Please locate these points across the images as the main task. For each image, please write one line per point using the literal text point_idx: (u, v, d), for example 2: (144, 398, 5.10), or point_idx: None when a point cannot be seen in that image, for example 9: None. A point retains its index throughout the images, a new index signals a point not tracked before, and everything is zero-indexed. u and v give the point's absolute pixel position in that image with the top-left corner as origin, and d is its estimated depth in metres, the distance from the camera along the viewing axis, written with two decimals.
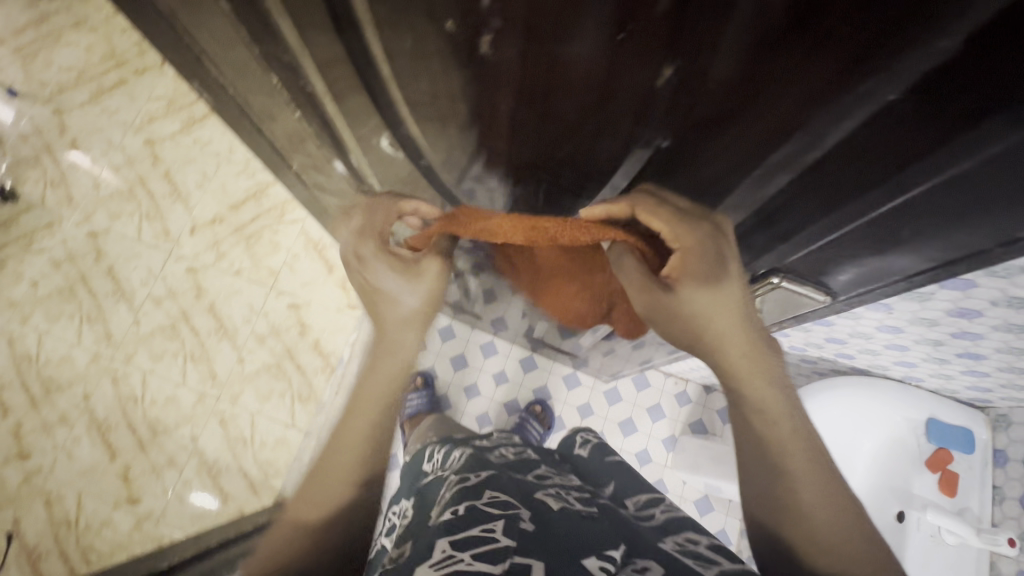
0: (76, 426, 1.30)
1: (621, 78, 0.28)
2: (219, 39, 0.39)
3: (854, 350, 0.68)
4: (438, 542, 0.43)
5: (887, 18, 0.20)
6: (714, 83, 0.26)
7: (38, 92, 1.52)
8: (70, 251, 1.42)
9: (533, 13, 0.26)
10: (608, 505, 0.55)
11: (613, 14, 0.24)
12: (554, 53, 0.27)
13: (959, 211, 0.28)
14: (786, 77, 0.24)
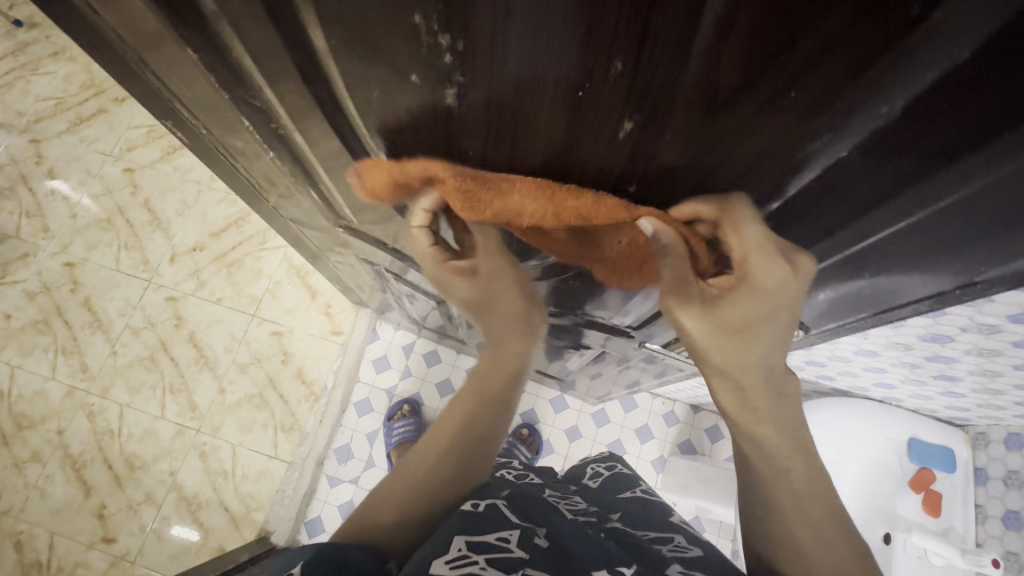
0: (49, 463, 1.25)
1: (584, 129, 0.28)
2: (187, 84, 0.40)
3: (834, 372, 0.69)
4: (455, 538, 0.40)
5: (832, 85, 0.21)
6: (674, 135, 0.26)
7: (15, 122, 1.50)
8: (45, 282, 1.39)
9: (493, 70, 0.26)
10: (615, 528, 0.53)
11: (573, 72, 0.24)
12: (518, 105, 0.28)
13: (917, 254, 0.29)
14: (744, 137, 0.25)
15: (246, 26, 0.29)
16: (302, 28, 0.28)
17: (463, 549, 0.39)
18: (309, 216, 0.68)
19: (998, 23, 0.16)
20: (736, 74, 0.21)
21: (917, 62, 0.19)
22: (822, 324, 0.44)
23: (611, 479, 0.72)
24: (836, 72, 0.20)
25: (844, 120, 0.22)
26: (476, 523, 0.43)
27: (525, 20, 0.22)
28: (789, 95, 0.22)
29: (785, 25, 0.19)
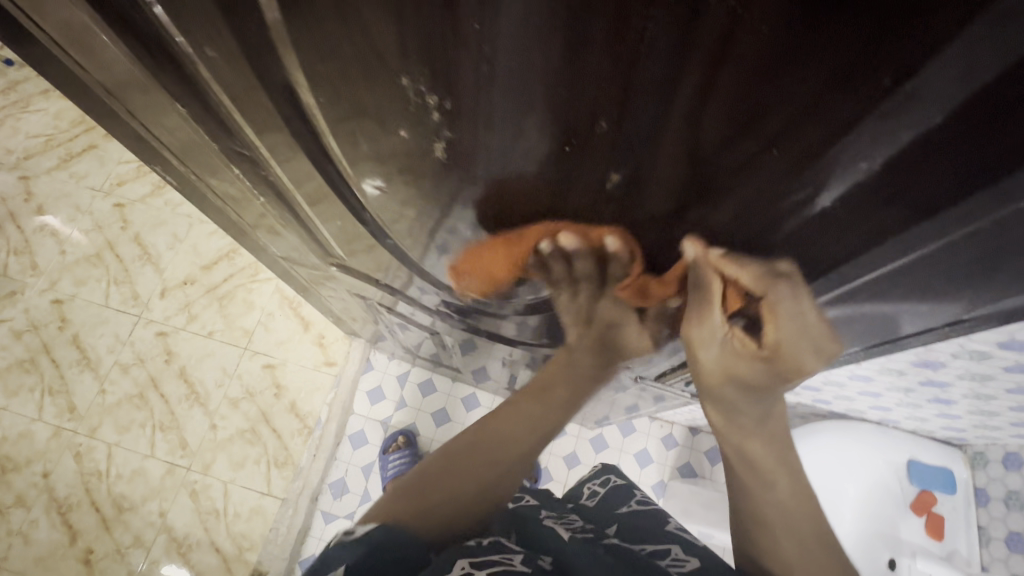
0: (34, 508, 1.22)
1: (571, 177, 0.29)
2: (173, 133, 0.40)
3: (831, 396, 0.68)
4: (458, 560, 0.43)
5: (811, 143, 0.21)
6: (660, 185, 0.27)
7: (4, 160, 1.50)
8: (32, 320, 1.37)
9: (481, 126, 0.27)
10: (612, 542, 0.53)
11: (558, 128, 0.25)
12: (507, 155, 0.29)
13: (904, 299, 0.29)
14: (727, 191, 0.25)
15: (237, 85, 0.31)
16: (290, 86, 0.29)
17: (466, 566, 0.42)
18: (299, 253, 0.68)
19: (975, 86, 0.17)
20: (718, 134, 0.22)
21: (893, 124, 0.19)
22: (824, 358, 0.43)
23: (608, 495, 0.71)
24: (813, 133, 0.21)
25: (823, 175, 0.23)
26: (479, 548, 0.46)
27: (509, 81, 0.23)
28: (768, 153, 0.22)
29: (761, 90, 0.19)
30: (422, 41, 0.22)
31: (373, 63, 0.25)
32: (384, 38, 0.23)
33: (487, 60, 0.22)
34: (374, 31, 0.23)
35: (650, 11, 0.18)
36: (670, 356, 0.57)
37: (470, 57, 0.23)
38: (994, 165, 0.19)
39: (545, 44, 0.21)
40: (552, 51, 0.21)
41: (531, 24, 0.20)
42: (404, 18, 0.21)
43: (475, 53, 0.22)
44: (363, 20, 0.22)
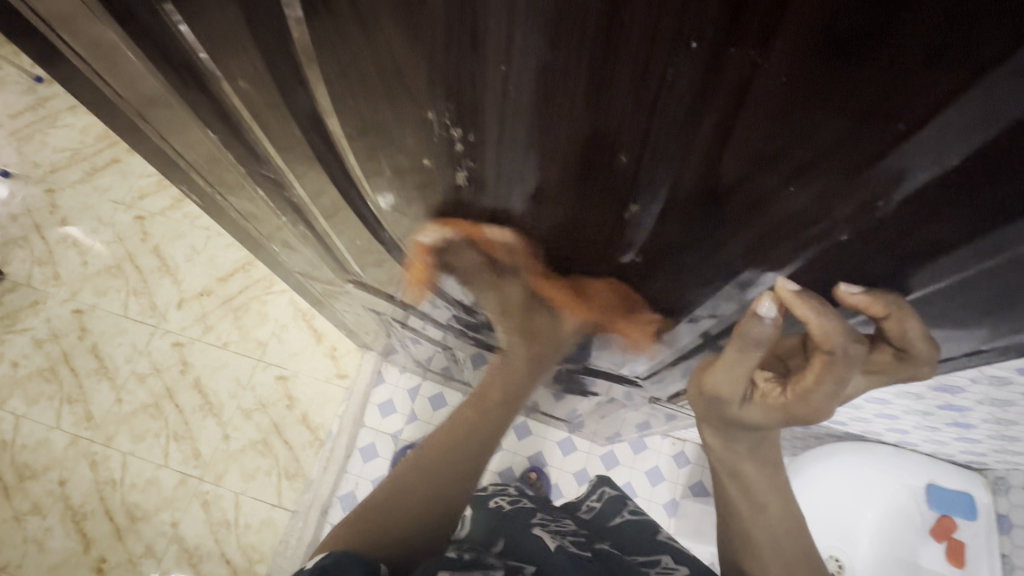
0: (50, 515, 1.24)
1: (590, 201, 0.29)
2: (203, 156, 0.42)
3: (847, 420, 0.67)
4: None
5: (828, 181, 0.21)
6: (679, 210, 0.27)
7: (30, 173, 1.55)
8: (53, 329, 1.40)
9: (502, 154, 0.28)
10: (601, 550, 0.59)
11: (580, 158, 0.26)
12: (527, 181, 0.29)
13: (897, 337, 0.30)
14: (748, 206, 0.25)
15: (270, 117, 0.33)
16: (316, 116, 0.31)
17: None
18: (315, 269, 0.70)
19: (996, 130, 0.17)
20: (738, 168, 0.22)
21: (913, 164, 0.19)
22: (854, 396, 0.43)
23: (604, 509, 0.76)
24: (832, 169, 0.21)
25: (843, 211, 0.23)
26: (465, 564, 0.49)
27: (531, 112, 0.24)
28: (787, 187, 0.23)
29: (780, 127, 0.20)
30: (448, 76, 0.23)
31: (401, 95, 0.26)
32: (412, 72, 0.24)
33: (510, 95, 0.23)
34: (403, 68, 0.24)
35: (671, 55, 0.18)
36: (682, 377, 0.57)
37: (494, 91, 0.23)
38: (1014, 212, 0.19)
39: (566, 83, 0.21)
40: (574, 87, 0.21)
41: (557, 63, 0.21)
42: (433, 58, 0.23)
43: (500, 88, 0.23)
44: (396, 59, 0.23)
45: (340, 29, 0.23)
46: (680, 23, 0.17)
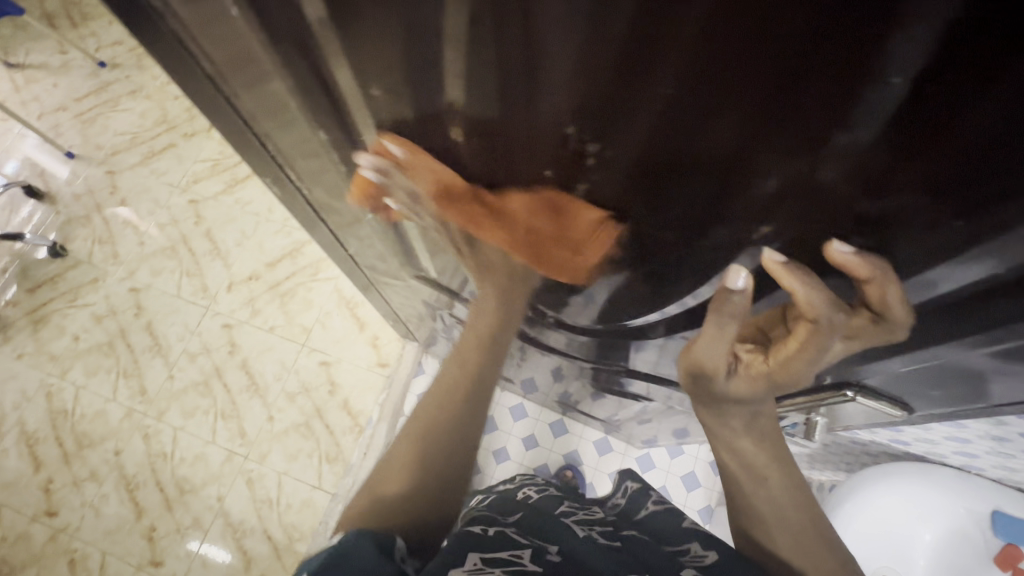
0: (105, 483, 1.30)
1: (720, 218, 0.29)
2: (303, 156, 0.44)
3: (910, 438, 0.65)
4: (471, 554, 0.44)
5: (988, 224, 0.22)
6: (814, 232, 0.27)
7: (94, 155, 1.63)
8: (111, 306, 1.47)
9: (637, 170, 0.28)
10: (630, 537, 0.55)
11: (725, 181, 0.26)
12: (656, 197, 0.30)
13: (877, 302, 0.31)
14: (892, 232, 0.25)
15: (389, 128, 0.33)
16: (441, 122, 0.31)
17: (478, 564, 0.43)
18: (379, 262, 0.71)
19: None
20: (898, 187, 0.22)
21: None
22: (837, 381, 0.43)
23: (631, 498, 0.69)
24: (1001, 216, 0.21)
25: (996, 235, 0.22)
26: (488, 541, 0.47)
27: (689, 138, 0.24)
28: (940, 213, 0.22)
29: (953, 165, 0.20)
30: (604, 96, 0.24)
31: (543, 111, 0.26)
32: (567, 89, 0.24)
33: (666, 115, 0.23)
34: (555, 85, 0.24)
35: (863, 85, 0.18)
36: None
37: (646, 112, 0.23)
38: None
39: (731, 108, 0.22)
40: (746, 119, 0.22)
41: (734, 100, 0.21)
42: (591, 76, 0.23)
43: (657, 108, 0.23)
44: (549, 75, 0.24)
45: (500, 43, 0.23)
46: (886, 60, 0.17)
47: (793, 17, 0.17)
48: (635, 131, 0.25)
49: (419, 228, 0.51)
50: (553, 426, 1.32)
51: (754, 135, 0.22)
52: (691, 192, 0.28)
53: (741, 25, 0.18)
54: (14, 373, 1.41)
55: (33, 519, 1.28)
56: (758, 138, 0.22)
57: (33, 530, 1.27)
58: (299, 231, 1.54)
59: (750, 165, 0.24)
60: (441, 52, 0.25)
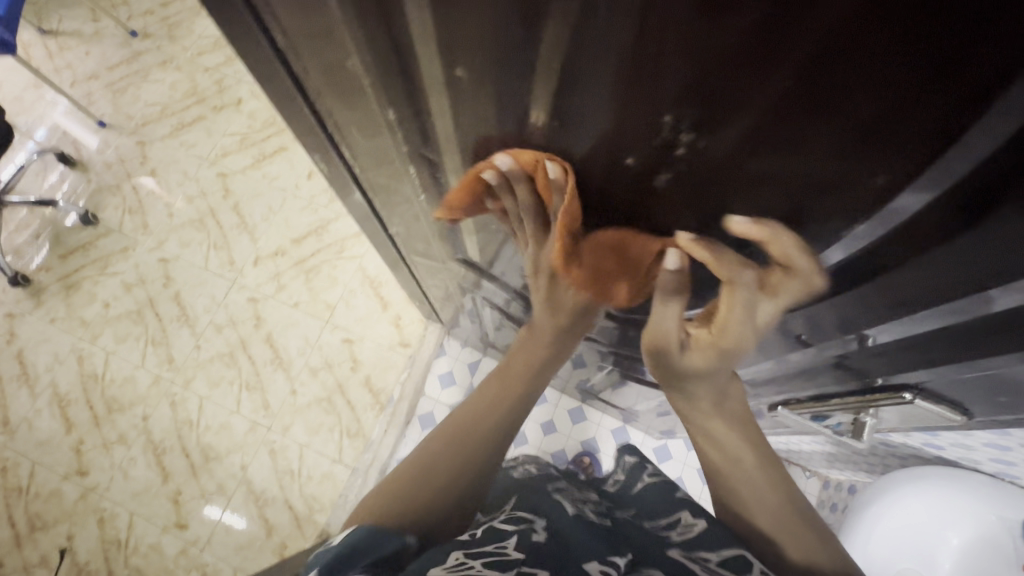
0: (134, 447, 1.34)
1: (808, 209, 0.29)
2: (365, 133, 0.43)
3: (945, 443, 0.64)
4: (452, 552, 0.40)
5: None
6: (910, 221, 0.27)
7: (125, 125, 1.64)
8: (141, 275, 1.49)
9: (729, 163, 0.27)
10: (621, 519, 0.55)
11: (828, 171, 0.25)
12: (743, 189, 0.29)
13: (780, 257, 0.32)
14: (996, 234, 0.24)
15: (467, 108, 0.33)
16: (525, 105, 0.30)
17: (461, 558, 0.39)
18: (418, 243, 0.71)
19: None
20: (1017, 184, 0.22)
21: None
22: (895, 378, 0.41)
23: (626, 475, 0.70)
24: None
25: None
26: (477, 540, 0.43)
27: (799, 128, 0.23)
28: None
29: None
30: (712, 89, 0.23)
31: (642, 102, 0.26)
32: (675, 75, 0.23)
33: (775, 109, 0.23)
34: (665, 71, 0.23)
35: (1011, 81, 0.18)
36: (798, 382, 0.52)
37: (756, 105, 0.23)
38: None
39: (849, 102, 0.21)
40: (869, 110, 0.21)
41: (861, 89, 0.20)
42: (708, 63, 0.22)
43: (767, 102, 0.23)
44: (659, 60, 0.23)
45: (612, 31, 0.23)
46: None
47: (947, 11, 0.16)
48: (743, 119, 0.24)
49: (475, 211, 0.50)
50: (572, 413, 1.33)
51: (875, 126, 0.22)
52: (784, 181, 0.27)
53: (889, 15, 0.17)
54: (47, 336, 1.45)
55: (65, 478, 1.33)
56: (880, 129, 0.22)
57: (64, 489, 1.32)
58: (326, 208, 1.54)
59: (863, 154, 0.24)
60: (543, 32, 0.24)
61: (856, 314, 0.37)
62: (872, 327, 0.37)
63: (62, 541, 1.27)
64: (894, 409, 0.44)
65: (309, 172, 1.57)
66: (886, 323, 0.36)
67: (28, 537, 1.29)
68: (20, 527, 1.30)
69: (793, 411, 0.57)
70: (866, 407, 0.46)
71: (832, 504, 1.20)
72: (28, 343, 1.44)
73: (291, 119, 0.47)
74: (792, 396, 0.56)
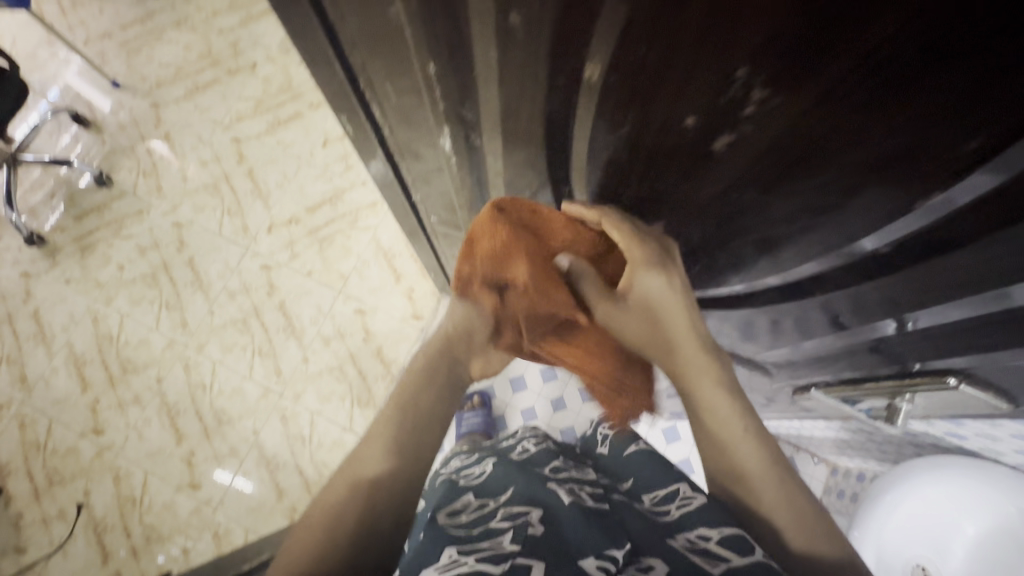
0: (148, 408, 1.36)
1: (872, 186, 0.27)
2: (399, 90, 0.42)
3: (968, 433, 0.62)
4: (446, 550, 0.42)
5: None
6: (983, 209, 0.25)
7: (139, 86, 1.62)
8: (155, 239, 1.49)
9: (797, 127, 0.25)
10: (619, 500, 0.54)
11: (903, 144, 0.23)
12: (805, 158, 0.27)
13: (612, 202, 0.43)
14: None
15: (515, 59, 0.31)
16: (581, 54, 0.28)
17: (454, 556, 0.41)
18: (442, 212, 0.69)
19: None
20: None
21: None
22: (938, 361, 0.40)
23: (616, 440, 0.71)
24: None
25: None
26: (471, 537, 0.44)
27: (880, 93, 0.21)
28: None
29: None
30: (791, 43, 0.21)
31: (709, 56, 0.23)
32: (756, 23, 0.21)
33: (855, 72, 0.21)
34: (743, 19, 0.21)
35: None
36: (834, 363, 0.51)
37: (834, 65, 0.21)
38: None
39: (945, 68, 0.19)
40: (966, 79, 0.19)
41: (962, 56, 0.18)
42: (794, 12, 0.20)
43: (847, 63, 0.21)
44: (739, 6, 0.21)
45: None
46: None
47: None
48: (821, 79, 0.22)
49: (506, 175, 0.49)
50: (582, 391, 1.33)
51: (972, 98, 0.19)
52: (853, 153, 0.25)
53: None
54: (63, 297, 1.46)
55: (81, 436, 1.35)
56: (978, 102, 0.19)
57: (81, 446, 1.34)
58: (340, 177, 1.53)
59: (952, 128, 0.21)
60: None
61: (908, 292, 0.35)
62: (919, 310, 0.36)
63: (79, 496, 1.31)
64: (934, 394, 0.43)
65: (324, 139, 1.55)
66: (941, 304, 0.33)
67: (46, 492, 1.32)
68: (38, 481, 1.33)
69: (824, 395, 0.56)
70: (900, 391, 0.45)
71: (839, 491, 1.21)
72: (44, 303, 1.46)
73: (322, 73, 0.45)
74: (825, 378, 0.55)
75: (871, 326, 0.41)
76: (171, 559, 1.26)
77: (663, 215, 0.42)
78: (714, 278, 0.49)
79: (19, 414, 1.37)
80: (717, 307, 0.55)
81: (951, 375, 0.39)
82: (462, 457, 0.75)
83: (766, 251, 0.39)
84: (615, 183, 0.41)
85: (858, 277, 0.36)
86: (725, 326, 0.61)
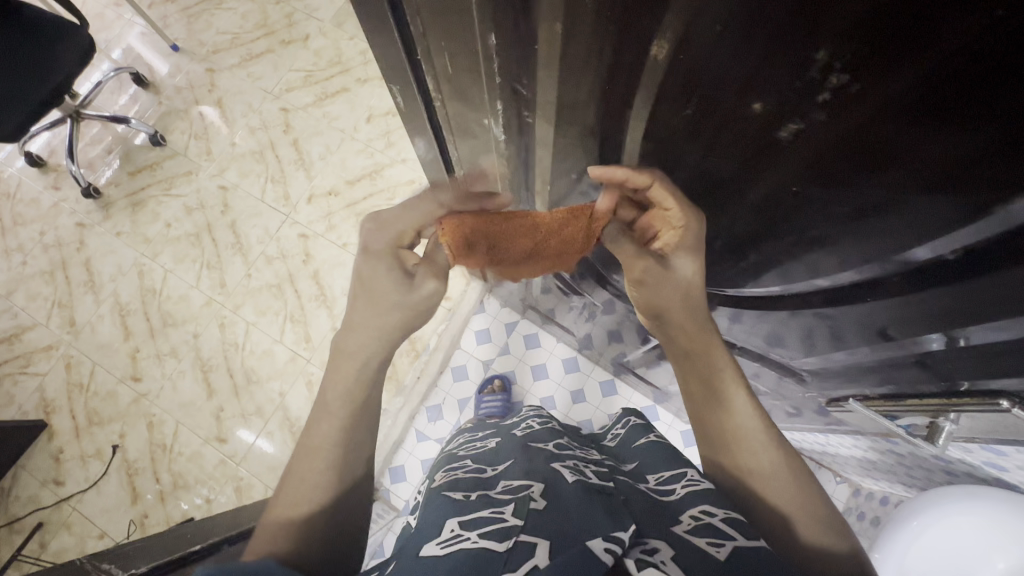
0: (183, 361, 1.42)
1: (952, 186, 0.25)
2: (457, 62, 0.42)
3: (1009, 465, 0.59)
4: (448, 521, 0.41)
5: None
6: None
7: (197, 51, 1.66)
8: (201, 200, 1.54)
9: (878, 117, 0.24)
10: (623, 479, 0.51)
11: (991, 143, 0.22)
12: (882, 150, 0.26)
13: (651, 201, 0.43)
14: None
15: (578, 39, 0.31)
16: (649, 30, 0.28)
17: (456, 530, 0.40)
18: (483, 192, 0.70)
19: None
20: None
21: None
22: (992, 383, 0.38)
23: (626, 431, 0.66)
24: None
25: None
26: (472, 506, 0.44)
27: (972, 86, 0.20)
28: None
29: None
30: (884, 29, 0.20)
31: (790, 35, 0.23)
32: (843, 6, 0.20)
33: (944, 67, 0.20)
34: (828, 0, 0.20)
35: None
36: (873, 376, 0.50)
37: (924, 57, 0.20)
38: None
39: None
40: None
41: None
42: None
43: (937, 55, 0.20)
44: None
45: None
46: None
47: None
48: (912, 69, 0.21)
49: (554, 155, 0.49)
50: (602, 386, 1.32)
51: None
52: (939, 150, 0.24)
53: None
54: (113, 249, 1.53)
55: (121, 381, 1.42)
56: None
57: (120, 391, 1.42)
58: (381, 153, 1.54)
59: None
60: None
61: (968, 305, 0.33)
62: (978, 325, 0.34)
63: (115, 438, 1.38)
64: (981, 415, 0.41)
65: (368, 115, 1.57)
66: (1003, 320, 0.32)
67: (85, 431, 1.40)
68: (79, 420, 1.41)
69: (861, 406, 0.54)
70: (943, 408, 0.43)
71: (859, 512, 1.17)
72: (95, 253, 1.53)
73: (381, 41, 0.46)
74: (863, 391, 0.53)
75: (919, 341, 0.40)
76: (194, 507, 1.31)
77: (711, 207, 0.41)
78: (752, 277, 0.48)
79: (66, 355, 1.45)
80: (755, 308, 0.54)
81: (1003, 398, 0.37)
82: (464, 436, 0.73)
83: (815, 252, 0.38)
84: (665, 165, 0.40)
85: (914, 285, 0.34)
86: (758, 330, 0.59)
